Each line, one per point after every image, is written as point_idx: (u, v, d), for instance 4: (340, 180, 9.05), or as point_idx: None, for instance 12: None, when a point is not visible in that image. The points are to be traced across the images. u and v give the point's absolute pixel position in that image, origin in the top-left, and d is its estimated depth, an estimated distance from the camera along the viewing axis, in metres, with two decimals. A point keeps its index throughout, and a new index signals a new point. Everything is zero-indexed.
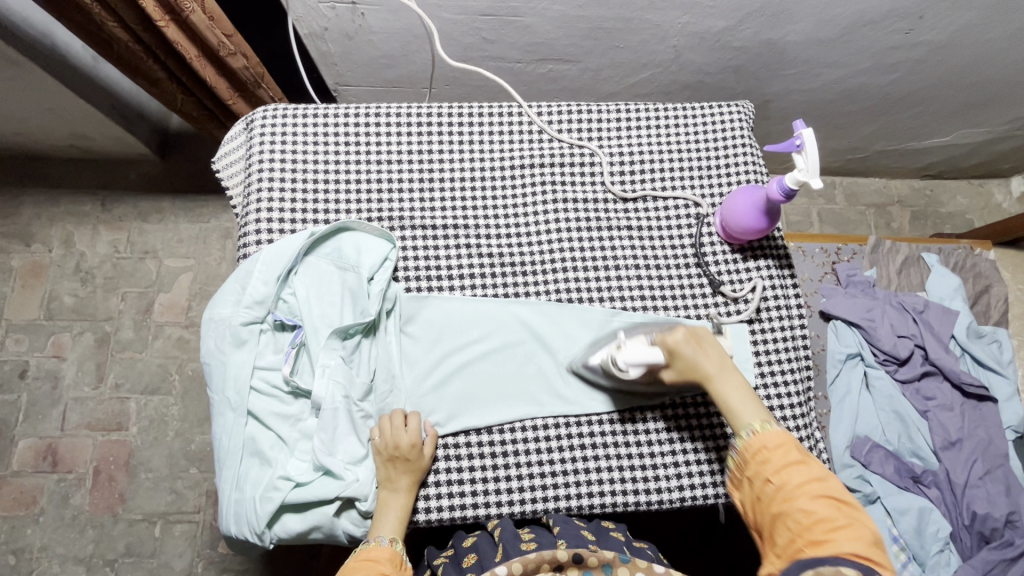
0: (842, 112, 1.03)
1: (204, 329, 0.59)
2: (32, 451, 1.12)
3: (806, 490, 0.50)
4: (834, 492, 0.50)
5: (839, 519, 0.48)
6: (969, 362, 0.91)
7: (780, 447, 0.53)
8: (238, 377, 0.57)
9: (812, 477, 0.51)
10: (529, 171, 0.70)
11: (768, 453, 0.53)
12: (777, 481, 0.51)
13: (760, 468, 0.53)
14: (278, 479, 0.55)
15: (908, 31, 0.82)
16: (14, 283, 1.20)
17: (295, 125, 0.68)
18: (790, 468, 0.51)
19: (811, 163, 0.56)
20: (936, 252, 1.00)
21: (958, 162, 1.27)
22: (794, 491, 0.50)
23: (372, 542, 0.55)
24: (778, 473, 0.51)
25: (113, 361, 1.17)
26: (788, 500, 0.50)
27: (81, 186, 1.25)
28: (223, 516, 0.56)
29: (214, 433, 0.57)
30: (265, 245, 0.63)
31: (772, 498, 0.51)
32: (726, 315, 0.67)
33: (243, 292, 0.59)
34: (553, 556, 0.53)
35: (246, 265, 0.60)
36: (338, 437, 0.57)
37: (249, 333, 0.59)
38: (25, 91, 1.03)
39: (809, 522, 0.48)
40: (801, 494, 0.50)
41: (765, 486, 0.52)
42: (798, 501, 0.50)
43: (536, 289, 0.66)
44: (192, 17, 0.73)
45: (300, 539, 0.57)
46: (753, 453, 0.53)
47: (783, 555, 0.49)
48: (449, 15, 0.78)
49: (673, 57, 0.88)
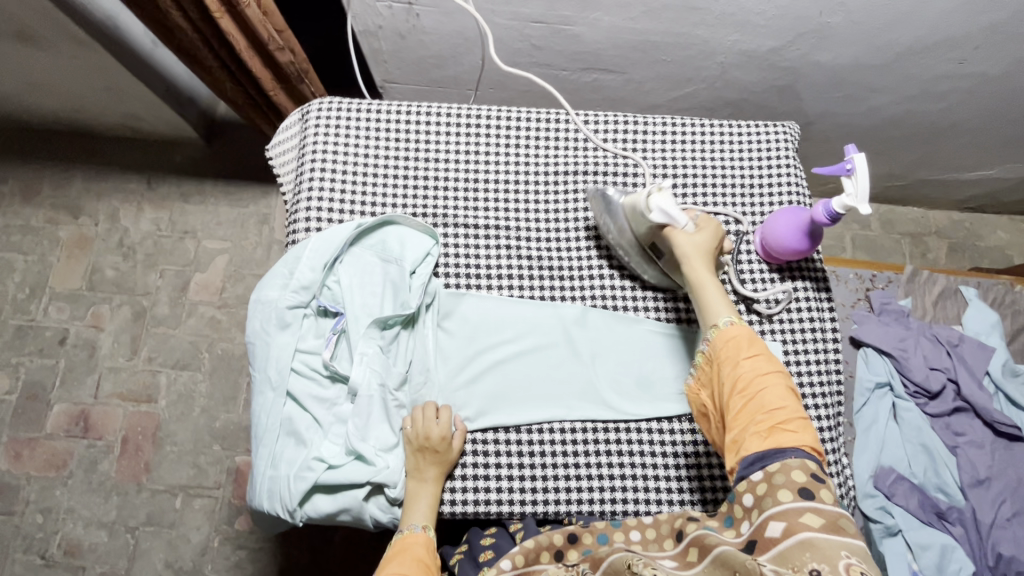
0: (885, 139, 1.03)
1: (251, 310, 0.61)
2: (66, 416, 1.16)
3: (772, 377, 0.49)
4: (795, 385, 0.50)
5: (798, 408, 0.48)
6: (1003, 401, 0.89)
7: (753, 338, 0.52)
8: (280, 358, 0.59)
9: (777, 367, 0.50)
10: (572, 177, 0.71)
11: (741, 342, 0.52)
12: (746, 366, 0.50)
13: (733, 353, 0.51)
14: (312, 460, 0.57)
15: (961, 61, 0.81)
16: (61, 253, 1.25)
17: (349, 118, 0.70)
18: (760, 356, 0.50)
19: (860, 189, 0.56)
20: (973, 286, 0.98)
21: (1001, 196, 1.25)
22: (763, 377, 0.49)
23: (406, 530, 0.56)
24: (749, 360, 0.50)
25: (147, 335, 1.21)
26: (755, 384, 0.49)
27: (130, 164, 1.29)
28: (256, 492, 0.58)
29: (254, 411, 0.59)
30: (314, 233, 0.66)
31: (736, 381, 0.50)
32: (759, 333, 0.67)
33: (291, 277, 0.61)
34: (550, 541, 0.56)
35: (295, 251, 0.62)
36: (372, 423, 0.59)
37: (294, 317, 0.61)
38: (86, 69, 1.08)
39: (771, 407, 0.48)
40: (769, 381, 0.49)
41: (735, 371, 0.50)
42: (765, 387, 0.49)
43: (572, 292, 0.67)
44: (248, 12, 0.76)
45: (330, 519, 0.58)
46: (728, 340, 0.52)
47: (742, 436, 0.48)
48: (501, 20, 0.80)
49: (719, 74, 0.88)
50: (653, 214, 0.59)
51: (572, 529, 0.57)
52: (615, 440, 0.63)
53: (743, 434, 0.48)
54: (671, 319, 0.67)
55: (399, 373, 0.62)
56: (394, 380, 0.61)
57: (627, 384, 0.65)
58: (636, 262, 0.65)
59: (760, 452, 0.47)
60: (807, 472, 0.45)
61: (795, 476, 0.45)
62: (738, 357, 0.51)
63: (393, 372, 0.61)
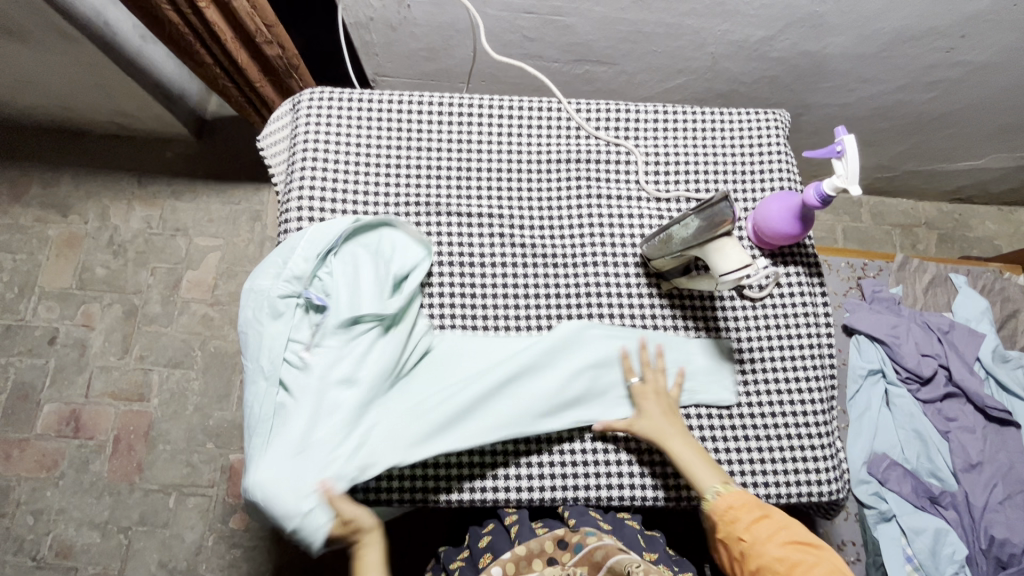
0: (875, 129, 1.03)
1: (244, 298, 0.61)
2: (56, 416, 1.15)
3: (774, 539, 0.56)
4: (797, 535, 0.56)
5: (808, 557, 0.55)
6: (993, 385, 0.90)
7: (744, 505, 0.57)
8: (271, 348, 0.59)
9: (777, 525, 0.57)
10: (565, 165, 0.71)
11: (736, 511, 0.57)
12: (748, 537, 0.56)
13: (732, 528, 0.57)
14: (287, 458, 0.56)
15: (948, 50, 0.82)
16: (51, 251, 1.24)
17: (340, 107, 0.70)
18: (762, 523, 0.57)
19: (850, 171, 0.56)
20: (963, 274, 0.99)
21: (989, 187, 1.26)
22: (766, 543, 0.56)
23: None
24: (750, 530, 0.56)
25: (139, 334, 1.20)
26: (760, 551, 0.56)
27: (119, 162, 1.28)
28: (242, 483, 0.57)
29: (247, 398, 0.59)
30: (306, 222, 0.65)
31: (754, 555, 0.56)
32: (750, 317, 0.67)
33: (284, 266, 0.61)
34: (541, 548, 0.58)
35: (292, 241, 0.63)
36: (324, 434, 0.57)
37: (285, 306, 0.60)
38: (75, 65, 1.06)
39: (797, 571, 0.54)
40: (772, 545, 0.56)
41: (739, 544, 0.57)
42: (779, 553, 0.55)
43: (566, 280, 0.67)
44: (235, 3, 0.76)
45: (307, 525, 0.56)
46: (722, 514, 0.57)
47: None
48: (493, 12, 0.80)
49: (709, 64, 0.88)
50: (720, 280, 0.56)
51: (559, 533, 0.59)
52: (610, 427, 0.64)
53: None
54: (665, 303, 0.67)
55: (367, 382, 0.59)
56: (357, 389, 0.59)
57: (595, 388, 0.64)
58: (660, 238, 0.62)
59: None
60: None
61: None
62: (741, 532, 0.56)
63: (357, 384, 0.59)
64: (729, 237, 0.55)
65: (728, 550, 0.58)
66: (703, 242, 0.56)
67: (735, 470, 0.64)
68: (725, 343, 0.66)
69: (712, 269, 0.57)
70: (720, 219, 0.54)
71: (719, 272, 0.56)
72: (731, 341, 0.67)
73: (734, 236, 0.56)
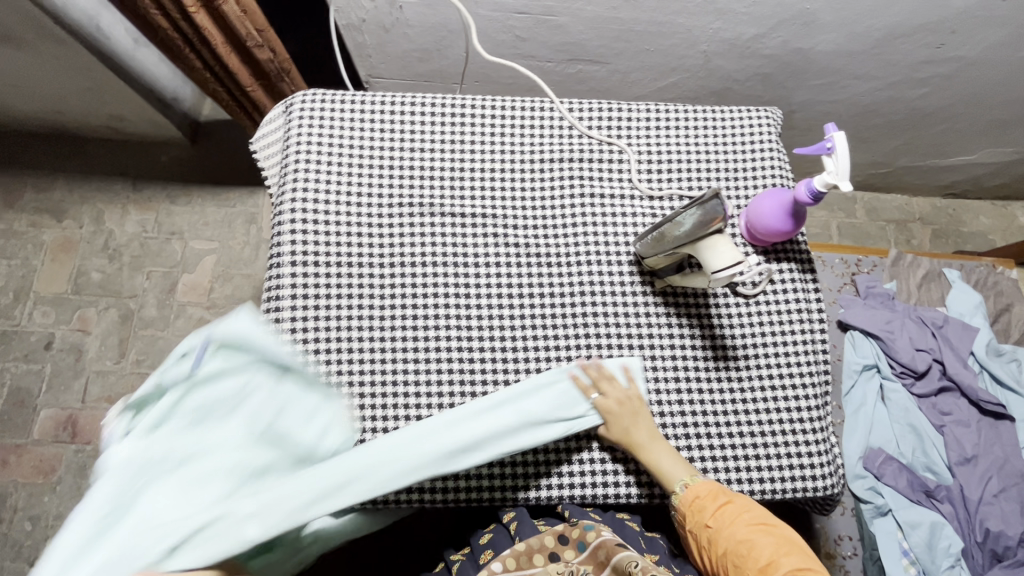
0: (868, 125, 1.04)
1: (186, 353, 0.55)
2: (54, 421, 1.15)
3: (738, 524, 0.56)
4: (759, 518, 0.56)
5: (769, 541, 0.55)
6: (987, 379, 0.90)
7: (708, 493, 0.58)
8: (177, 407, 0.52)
9: (740, 510, 0.57)
10: (557, 165, 0.71)
11: (701, 499, 0.58)
12: (714, 524, 0.57)
13: (698, 516, 0.58)
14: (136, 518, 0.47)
15: (939, 46, 0.82)
16: (46, 256, 1.23)
17: (333, 109, 0.70)
18: (722, 509, 0.57)
19: (841, 167, 0.57)
20: (957, 269, 1.00)
21: (982, 182, 1.27)
22: (730, 528, 0.56)
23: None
24: (714, 518, 0.57)
25: (135, 338, 1.20)
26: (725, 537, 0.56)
27: (114, 166, 1.28)
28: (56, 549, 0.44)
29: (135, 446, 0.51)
30: (300, 225, 0.65)
31: (719, 541, 0.57)
32: (743, 314, 0.67)
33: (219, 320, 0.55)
34: (541, 544, 0.58)
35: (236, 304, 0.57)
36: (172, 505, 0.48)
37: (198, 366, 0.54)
38: (67, 69, 1.06)
39: (758, 553, 0.54)
40: (735, 529, 0.56)
41: (705, 530, 0.57)
42: (741, 538, 0.55)
43: (560, 279, 0.68)
44: (225, 7, 0.76)
45: None
46: (688, 504, 0.58)
47: None
48: (485, 12, 0.80)
49: (702, 62, 0.89)
50: (712, 277, 0.57)
51: (560, 529, 0.60)
52: None
53: None
54: (659, 301, 0.67)
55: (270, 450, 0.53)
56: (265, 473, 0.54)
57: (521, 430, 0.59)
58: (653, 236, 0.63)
59: None
60: None
61: None
62: (705, 519, 0.57)
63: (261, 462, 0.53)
64: (720, 234, 0.55)
65: (696, 537, 0.59)
66: (694, 239, 0.56)
67: (731, 466, 0.64)
68: (719, 340, 0.67)
69: (704, 267, 0.57)
70: (711, 217, 0.54)
71: (711, 269, 0.56)
72: (725, 337, 0.67)
73: (726, 233, 0.56)
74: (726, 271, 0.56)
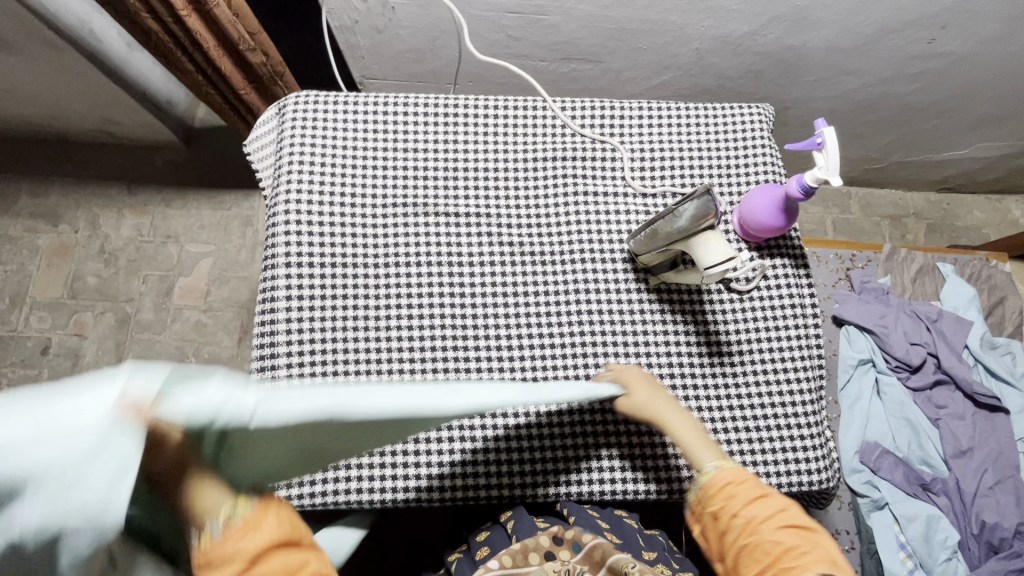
0: (861, 121, 1.04)
1: None
2: None
3: (771, 520, 0.51)
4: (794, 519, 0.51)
5: (802, 545, 0.49)
6: (982, 372, 0.91)
7: (741, 482, 0.54)
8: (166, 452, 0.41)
9: (775, 507, 0.52)
10: (551, 163, 0.71)
11: (730, 486, 0.54)
12: (744, 513, 0.52)
13: (727, 503, 0.53)
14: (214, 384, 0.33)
15: (929, 41, 0.82)
16: (41, 261, 1.23)
17: (326, 110, 0.70)
18: (752, 493, 0.53)
19: (831, 162, 0.57)
20: (951, 263, 1.00)
21: (975, 176, 1.28)
22: (761, 521, 0.51)
23: (201, 539, 0.34)
24: (746, 507, 0.52)
25: (132, 342, 1.20)
26: (754, 531, 0.51)
27: (109, 170, 1.28)
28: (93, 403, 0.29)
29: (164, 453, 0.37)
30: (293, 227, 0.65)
31: (746, 533, 0.51)
32: (738, 311, 0.68)
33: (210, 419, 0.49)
34: (538, 544, 0.58)
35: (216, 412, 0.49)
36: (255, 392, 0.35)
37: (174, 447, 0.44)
38: (59, 74, 1.06)
39: (788, 553, 0.49)
40: (767, 525, 0.51)
41: (732, 520, 0.53)
42: (763, 520, 0.51)
43: (555, 277, 0.68)
44: (217, 11, 0.76)
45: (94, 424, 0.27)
46: (718, 488, 0.54)
47: None
48: (477, 12, 0.80)
49: (694, 60, 0.89)
50: (704, 273, 0.57)
51: (555, 530, 0.60)
52: (601, 422, 0.64)
53: None
54: (654, 298, 0.68)
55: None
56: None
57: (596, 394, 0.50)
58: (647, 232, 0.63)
59: None
60: None
61: None
62: (735, 507, 0.53)
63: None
64: (712, 231, 0.56)
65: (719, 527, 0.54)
66: (687, 235, 0.57)
67: (727, 462, 0.64)
68: (714, 335, 0.67)
69: (696, 263, 0.57)
70: (703, 213, 0.54)
71: (703, 266, 0.57)
72: (720, 333, 0.67)
73: (718, 230, 0.56)
74: (718, 267, 0.56)
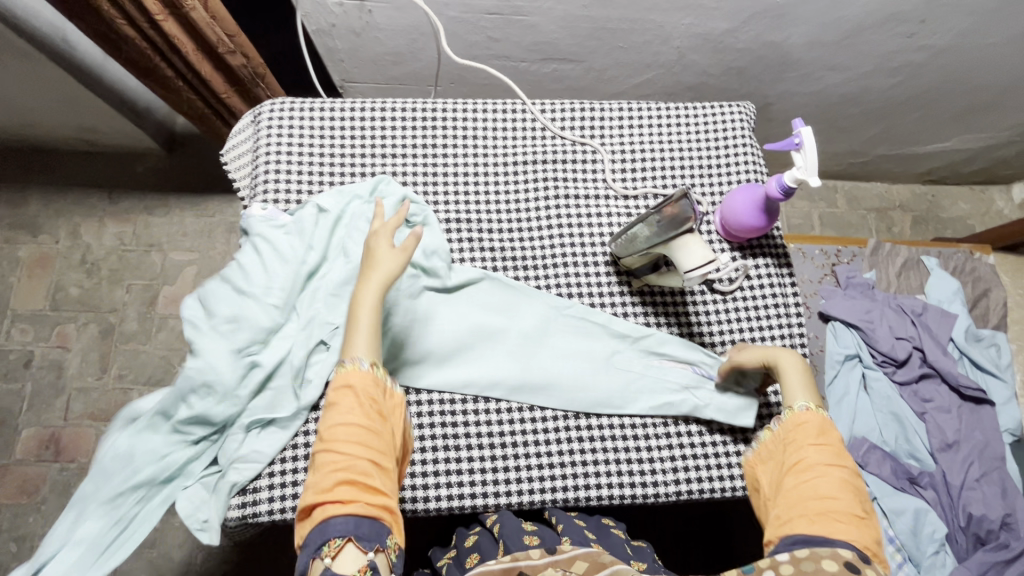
0: (844, 115, 1.04)
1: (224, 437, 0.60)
2: (35, 439, 1.13)
3: (832, 470, 0.52)
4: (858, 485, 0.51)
5: (852, 505, 0.50)
6: (967, 364, 0.91)
7: (823, 429, 0.54)
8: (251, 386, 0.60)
9: (844, 464, 0.52)
10: (532, 167, 0.71)
11: (811, 428, 0.55)
12: (810, 452, 0.53)
13: (799, 436, 0.55)
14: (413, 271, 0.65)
15: (910, 35, 0.82)
16: (21, 272, 1.21)
17: (302, 117, 0.69)
18: (829, 451, 0.53)
19: (809, 162, 0.56)
20: (935, 256, 1.00)
21: (959, 168, 1.28)
22: (821, 466, 0.52)
23: (351, 363, 0.51)
24: (814, 448, 0.53)
25: (116, 352, 1.18)
26: (812, 470, 0.52)
27: (89, 178, 1.26)
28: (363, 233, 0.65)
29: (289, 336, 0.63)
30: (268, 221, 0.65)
31: (801, 472, 0.53)
32: (720, 312, 0.67)
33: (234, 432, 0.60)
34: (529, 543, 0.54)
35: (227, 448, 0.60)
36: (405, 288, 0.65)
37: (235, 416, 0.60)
38: (33, 82, 1.03)
39: (834, 503, 0.50)
40: (828, 472, 0.52)
41: (794, 454, 0.54)
42: (826, 473, 0.51)
43: (537, 283, 0.68)
44: (193, 14, 0.75)
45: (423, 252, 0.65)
46: (797, 422, 0.55)
47: (789, 514, 0.51)
48: (454, 14, 0.79)
49: (676, 58, 0.89)
50: (685, 278, 0.56)
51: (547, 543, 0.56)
52: (586, 426, 0.64)
53: (792, 513, 0.50)
54: (637, 302, 0.67)
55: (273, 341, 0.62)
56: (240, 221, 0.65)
57: (659, 338, 0.66)
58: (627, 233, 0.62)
59: (807, 535, 0.48)
60: (839, 561, 0.45)
61: (825, 565, 0.45)
62: (803, 442, 0.54)
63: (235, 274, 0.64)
64: (691, 234, 0.55)
65: (781, 457, 0.55)
66: (665, 238, 0.56)
67: (711, 464, 0.64)
68: (697, 338, 0.67)
69: (677, 267, 0.57)
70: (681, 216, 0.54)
71: (682, 269, 0.56)
72: (703, 335, 0.67)
73: (697, 233, 0.56)
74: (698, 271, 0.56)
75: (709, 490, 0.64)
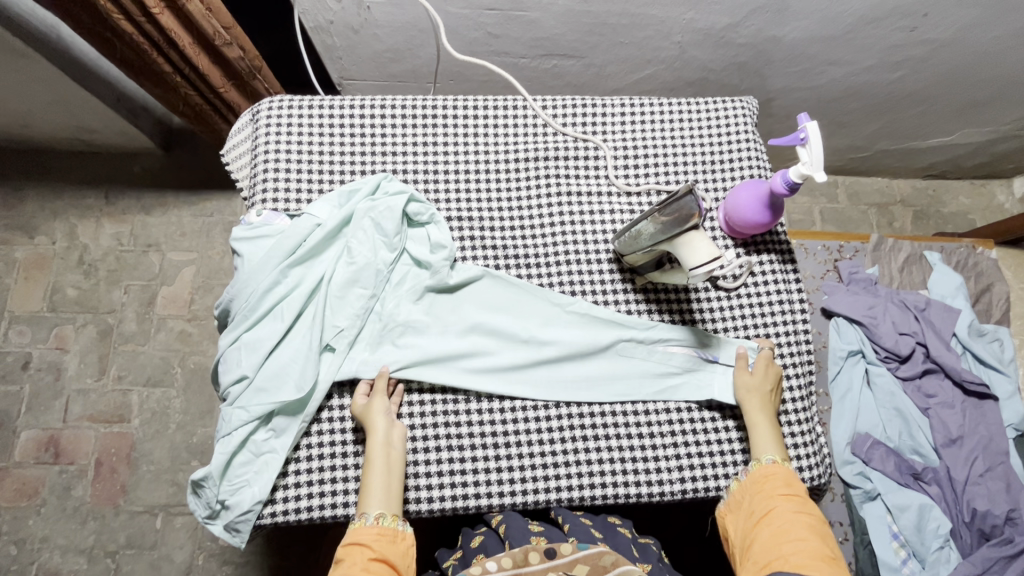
0: (846, 110, 1.04)
1: (222, 434, 0.60)
2: (34, 442, 1.13)
3: (799, 517, 0.56)
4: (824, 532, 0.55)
5: (822, 547, 0.53)
6: (970, 360, 0.91)
7: (788, 480, 0.59)
8: (252, 387, 0.60)
9: (811, 510, 0.57)
10: (534, 164, 0.70)
11: (778, 479, 0.59)
12: (779, 501, 0.57)
13: (769, 490, 0.58)
14: (414, 272, 0.65)
15: (912, 29, 0.82)
16: (18, 274, 1.20)
17: (301, 115, 0.68)
18: (795, 499, 0.57)
19: (815, 157, 0.56)
20: (938, 250, 1.00)
21: (961, 162, 1.27)
22: (790, 515, 0.56)
23: (359, 519, 0.56)
24: (783, 498, 0.57)
25: (115, 354, 1.17)
26: (783, 517, 0.56)
27: (85, 178, 1.25)
28: (369, 232, 0.64)
29: (290, 335, 0.62)
30: (265, 219, 0.64)
31: (772, 518, 0.56)
32: (722, 311, 0.67)
33: (229, 431, 0.60)
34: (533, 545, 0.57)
35: (224, 448, 0.59)
36: (410, 288, 0.65)
37: (231, 416, 0.60)
38: (27, 83, 1.02)
39: (804, 545, 0.53)
40: (796, 517, 0.56)
41: (765, 503, 0.58)
42: (794, 518, 0.56)
43: (538, 281, 0.67)
44: (189, 6, 0.74)
45: (433, 252, 0.65)
46: (763, 477, 0.60)
47: (764, 558, 0.54)
48: (453, 9, 0.79)
49: (677, 53, 0.88)
50: (690, 276, 0.56)
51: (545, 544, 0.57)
52: (591, 425, 0.64)
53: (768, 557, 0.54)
54: (641, 300, 0.67)
55: (272, 337, 0.61)
56: (241, 223, 0.64)
57: (661, 332, 0.65)
58: (629, 232, 0.63)
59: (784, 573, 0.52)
60: None
61: None
62: (773, 493, 0.58)
63: (236, 276, 0.63)
64: (696, 230, 0.55)
65: (751, 507, 0.59)
66: (669, 236, 0.56)
67: (715, 462, 0.64)
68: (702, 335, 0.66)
69: (682, 265, 0.56)
70: (687, 212, 0.53)
71: (688, 266, 0.55)
72: (708, 331, 0.67)
73: (703, 231, 0.56)
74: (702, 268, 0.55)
75: (713, 488, 0.64)
